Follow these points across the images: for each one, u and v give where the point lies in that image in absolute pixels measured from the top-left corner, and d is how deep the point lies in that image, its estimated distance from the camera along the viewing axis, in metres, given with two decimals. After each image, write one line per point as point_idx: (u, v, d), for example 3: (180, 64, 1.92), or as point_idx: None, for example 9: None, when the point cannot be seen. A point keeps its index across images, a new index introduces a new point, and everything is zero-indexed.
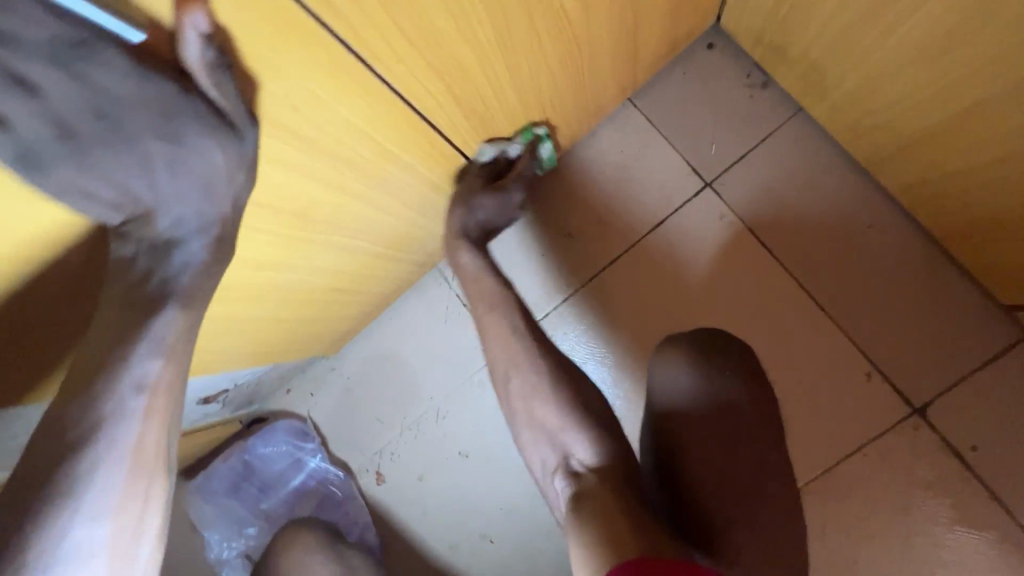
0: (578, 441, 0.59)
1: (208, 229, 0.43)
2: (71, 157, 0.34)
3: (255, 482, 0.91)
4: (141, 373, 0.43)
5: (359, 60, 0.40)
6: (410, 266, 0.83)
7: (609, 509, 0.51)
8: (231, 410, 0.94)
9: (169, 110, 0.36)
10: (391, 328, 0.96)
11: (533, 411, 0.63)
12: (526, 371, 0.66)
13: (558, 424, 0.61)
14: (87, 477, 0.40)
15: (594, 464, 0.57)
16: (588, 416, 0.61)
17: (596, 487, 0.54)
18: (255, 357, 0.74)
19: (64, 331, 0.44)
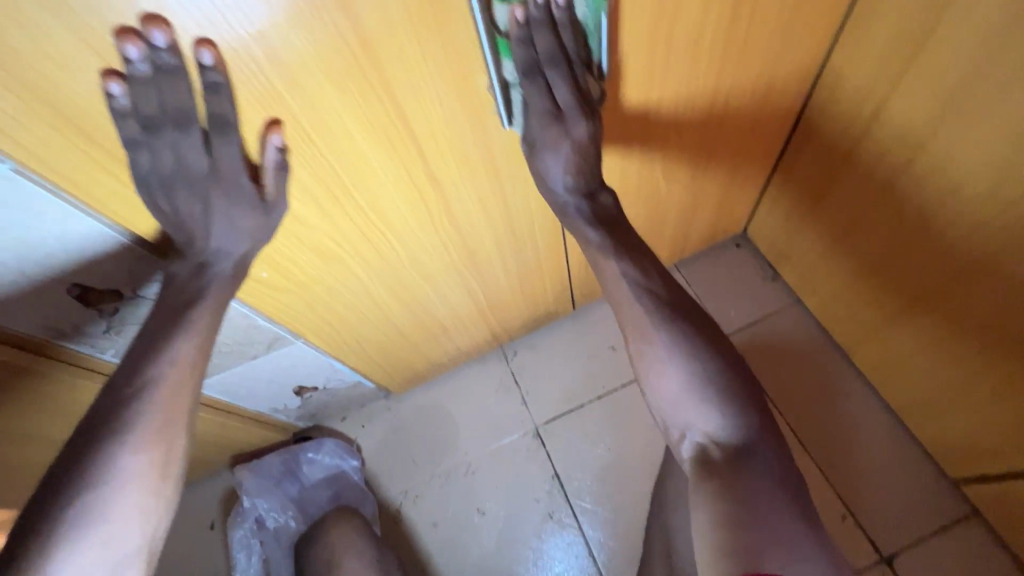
0: (711, 414, 0.52)
1: (232, 260, 0.55)
2: (169, 180, 0.48)
3: (298, 479, 1.03)
4: (173, 357, 0.52)
5: (444, 128, 0.56)
6: (489, 334, 1.07)
7: (729, 506, 0.47)
8: (296, 416, 1.09)
9: (227, 173, 0.50)
10: (451, 386, 1.16)
11: (664, 380, 0.54)
12: (661, 344, 0.54)
13: (687, 391, 0.53)
14: (129, 428, 0.48)
15: (725, 445, 0.51)
16: (725, 384, 0.53)
17: (719, 477, 0.49)
18: (361, 358, 0.95)
19: (311, 274, 0.69)
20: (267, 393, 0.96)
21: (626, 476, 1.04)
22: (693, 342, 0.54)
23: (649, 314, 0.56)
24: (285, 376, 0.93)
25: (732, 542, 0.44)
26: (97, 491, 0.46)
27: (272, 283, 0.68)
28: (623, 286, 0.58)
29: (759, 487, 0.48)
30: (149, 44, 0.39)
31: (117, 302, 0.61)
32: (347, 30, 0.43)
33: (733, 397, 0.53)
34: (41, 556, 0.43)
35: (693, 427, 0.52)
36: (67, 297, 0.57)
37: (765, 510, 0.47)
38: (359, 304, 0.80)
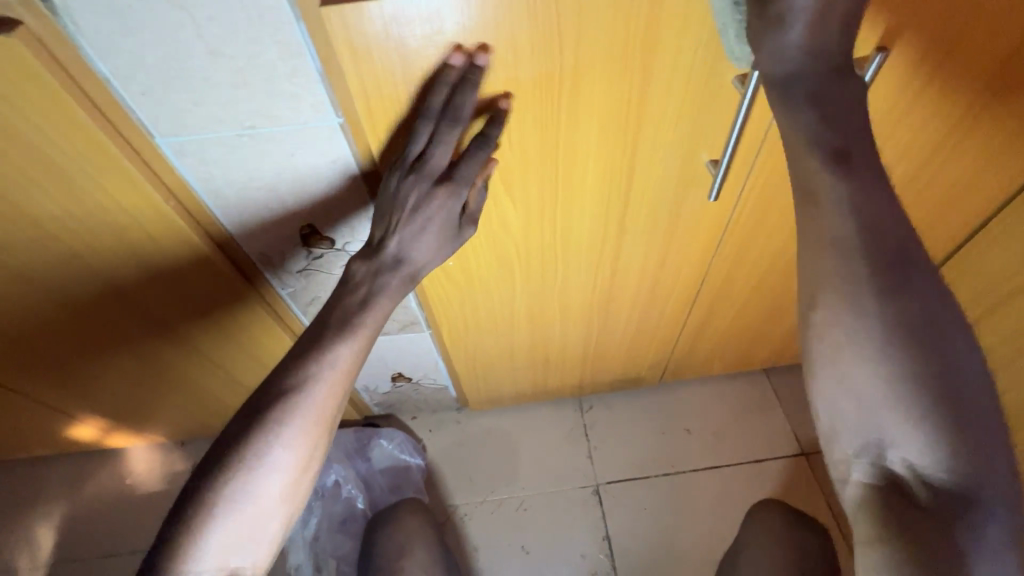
0: (929, 445, 0.37)
1: (410, 265, 0.58)
2: (404, 170, 0.55)
3: (369, 460, 1.07)
4: (341, 351, 0.53)
5: (656, 189, 0.66)
6: (580, 381, 1.12)
7: (929, 560, 0.37)
8: (376, 402, 1.15)
9: (446, 181, 0.55)
10: (522, 418, 1.19)
11: (860, 388, 0.39)
12: (869, 334, 0.39)
13: (894, 412, 0.38)
14: (293, 404, 0.51)
15: (933, 486, 0.38)
16: (955, 401, 0.37)
17: (909, 525, 0.38)
18: (471, 366, 1.02)
19: (482, 278, 0.78)
20: (373, 371, 1.03)
21: (675, 561, 1.03)
22: (917, 339, 0.38)
23: (856, 281, 0.40)
24: (400, 360, 1.01)
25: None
26: (259, 459, 0.50)
27: (448, 273, 0.76)
28: (836, 225, 0.41)
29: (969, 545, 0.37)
30: (470, 61, 0.49)
31: (324, 248, 0.71)
32: (635, 90, 0.54)
33: (967, 425, 0.37)
34: (210, 499, 0.48)
35: (890, 452, 0.39)
36: (296, 232, 0.68)
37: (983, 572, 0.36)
38: (498, 315, 0.87)
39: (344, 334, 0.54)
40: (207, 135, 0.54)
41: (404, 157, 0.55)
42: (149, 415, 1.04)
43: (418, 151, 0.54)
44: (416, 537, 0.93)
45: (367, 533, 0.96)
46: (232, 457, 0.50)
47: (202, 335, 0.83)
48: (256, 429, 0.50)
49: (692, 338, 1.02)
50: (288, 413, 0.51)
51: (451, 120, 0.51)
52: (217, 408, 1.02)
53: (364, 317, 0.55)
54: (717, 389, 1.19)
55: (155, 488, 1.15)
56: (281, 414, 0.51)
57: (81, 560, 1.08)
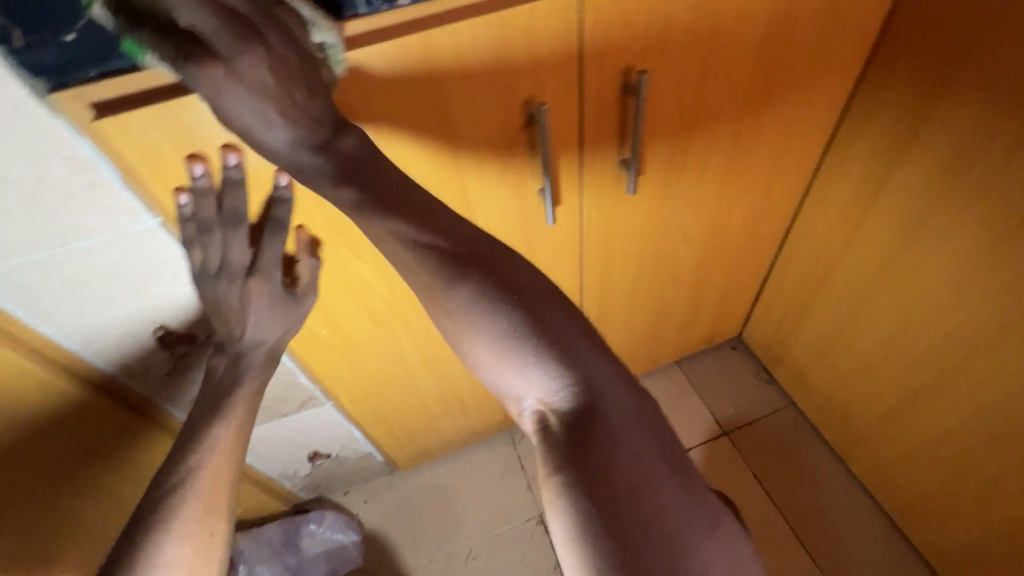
0: (543, 377, 0.40)
1: (265, 343, 0.62)
2: (213, 276, 0.57)
3: (299, 551, 1.01)
4: (217, 437, 0.58)
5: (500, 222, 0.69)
6: (502, 414, 1.12)
7: (582, 484, 0.36)
8: (301, 486, 1.09)
9: (260, 268, 0.57)
10: (456, 465, 1.17)
11: (487, 350, 0.41)
12: (484, 314, 0.41)
13: (508, 359, 0.40)
14: (182, 493, 0.55)
15: (566, 411, 0.39)
16: (557, 335, 0.41)
17: (564, 458, 0.38)
18: (386, 426, 1.00)
19: (362, 340, 0.77)
20: (286, 455, 0.99)
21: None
22: (506, 287, 0.41)
23: (443, 276, 0.42)
24: (310, 438, 0.97)
25: (598, 539, 0.34)
26: (156, 559, 0.52)
27: (326, 340, 0.75)
28: (404, 255, 0.43)
29: (610, 452, 0.37)
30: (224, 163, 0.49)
31: (186, 346, 0.69)
32: (444, 138, 0.57)
33: (563, 350, 0.40)
34: None
35: (524, 394, 0.41)
36: (150, 337, 0.66)
37: (633, 485, 0.36)
38: (395, 369, 0.86)
39: (221, 416, 0.60)
40: (17, 263, 0.52)
41: (209, 271, 0.57)
42: None
43: (217, 257, 0.55)
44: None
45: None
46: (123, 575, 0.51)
47: None
48: (147, 527, 0.53)
49: None
50: (178, 502, 0.55)
51: (233, 219, 0.52)
52: None
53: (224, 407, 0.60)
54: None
55: None
56: (171, 506, 0.54)
57: None
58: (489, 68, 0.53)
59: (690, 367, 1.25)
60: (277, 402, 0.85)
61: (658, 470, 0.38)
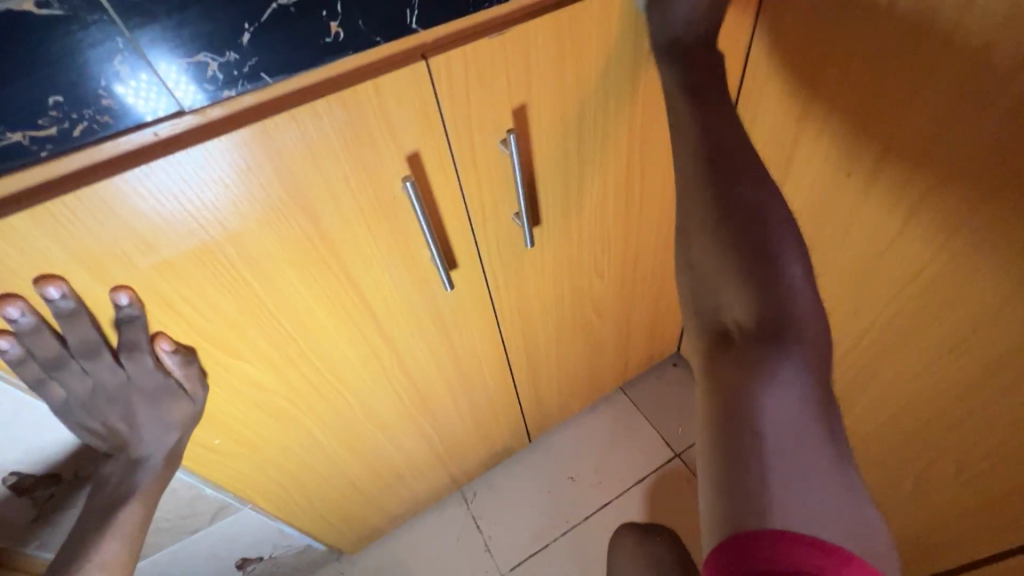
0: (754, 295, 0.45)
1: (156, 453, 0.56)
2: (83, 404, 0.52)
3: None
4: (105, 551, 0.53)
5: (396, 295, 0.65)
6: (448, 476, 1.06)
7: (744, 397, 0.42)
8: None
9: (140, 379, 0.52)
10: (407, 538, 1.09)
11: (702, 257, 0.48)
12: (716, 236, 0.47)
13: (722, 266, 0.47)
14: None
15: (753, 334, 0.44)
16: (780, 271, 0.45)
17: (730, 369, 0.44)
18: (319, 516, 0.92)
19: (266, 440, 0.70)
20: (208, 569, 0.89)
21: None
22: (735, 216, 0.47)
23: (703, 190, 0.49)
24: (233, 547, 0.88)
25: (729, 446, 0.40)
26: None
27: (224, 449, 0.68)
28: (683, 151, 0.52)
29: (784, 386, 0.42)
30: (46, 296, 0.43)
31: (49, 487, 0.60)
32: (310, 226, 0.52)
33: (778, 282, 0.44)
34: None
35: (723, 303, 0.47)
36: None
37: (779, 422, 0.41)
38: (315, 459, 0.80)
39: (112, 523, 0.54)
40: None
41: (72, 405, 0.51)
42: None
43: (80, 386, 0.50)
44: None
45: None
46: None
47: None
48: None
49: (533, 392, 1.02)
50: None
51: (91, 347, 0.48)
52: None
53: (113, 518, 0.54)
54: (584, 424, 1.20)
55: None
56: None
57: None
58: (343, 152, 0.49)
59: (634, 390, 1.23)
60: (183, 520, 0.76)
61: (808, 428, 0.41)
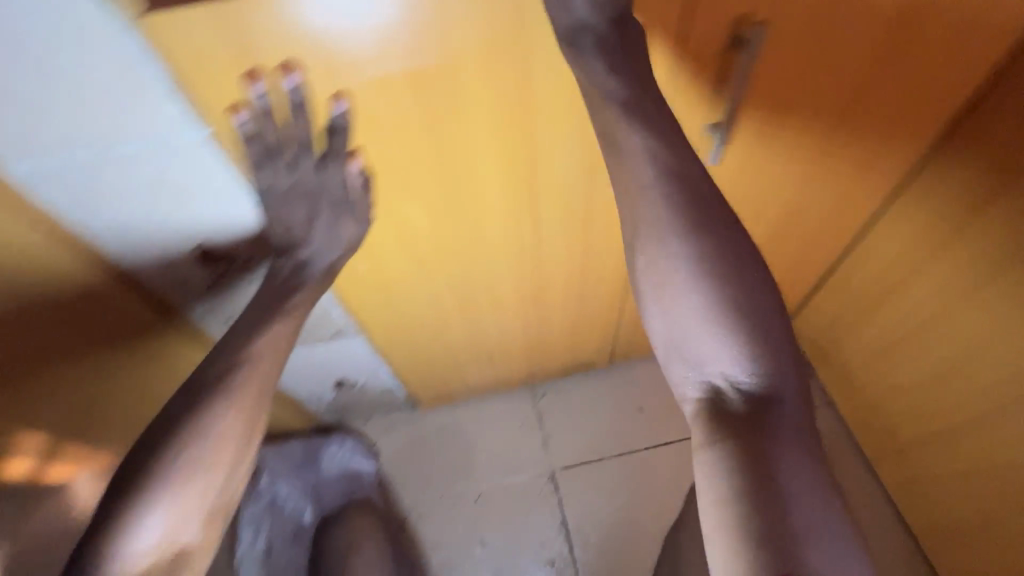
0: (740, 357, 0.48)
1: (325, 257, 0.61)
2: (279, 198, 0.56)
3: (316, 469, 1.05)
4: (274, 331, 0.59)
5: (564, 176, 0.64)
6: (528, 369, 1.11)
7: (755, 454, 0.45)
8: (326, 408, 1.10)
9: (331, 187, 0.55)
10: (475, 411, 1.18)
11: (685, 311, 0.49)
12: (699, 282, 0.48)
13: (710, 333, 0.48)
14: (234, 379, 0.57)
15: (746, 392, 0.48)
16: (762, 325, 0.48)
17: (739, 427, 0.46)
18: (413, 365, 1.00)
19: (398, 280, 0.75)
20: (313, 379, 1.01)
21: (631, 540, 1.05)
22: (717, 262, 0.49)
23: (677, 225, 0.49)
24: (337, 367, 0.98)
25: (749, 500, 0.43)
26: (207, 434, 0.55)
27: (364, 276, 0.73)
28: (645, 175, 0.50)
29: (785, 441, 0.45)
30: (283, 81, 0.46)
31: (225, 264, 0.68)
32: (521, 77, 0.51)
33: (773, 336, 0.48)
34: (147, 481, 0.53)
35: (708, 366, 0.49)
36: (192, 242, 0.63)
37: (790, 472, 0.44)
38: (430, 312, 0.85)
39: (280, 311, 0.60)
40: (57, 162, 0.49)
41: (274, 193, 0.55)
42: None
43: (284, 181, 0.54)
44: (366, 536, 1.03)
45: (318, 532, 1.04)
46: (184, 423, 0.54)
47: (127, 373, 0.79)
48: (198, 406, 0.55)
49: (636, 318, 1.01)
50: (230, 388, 0.56)
51: (300, 143, 0.51)
52: None
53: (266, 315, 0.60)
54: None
55: None
56: (222, 391, 0.56)
57: None
58: None
59: None
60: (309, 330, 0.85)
61: (812, 472, 0.45)
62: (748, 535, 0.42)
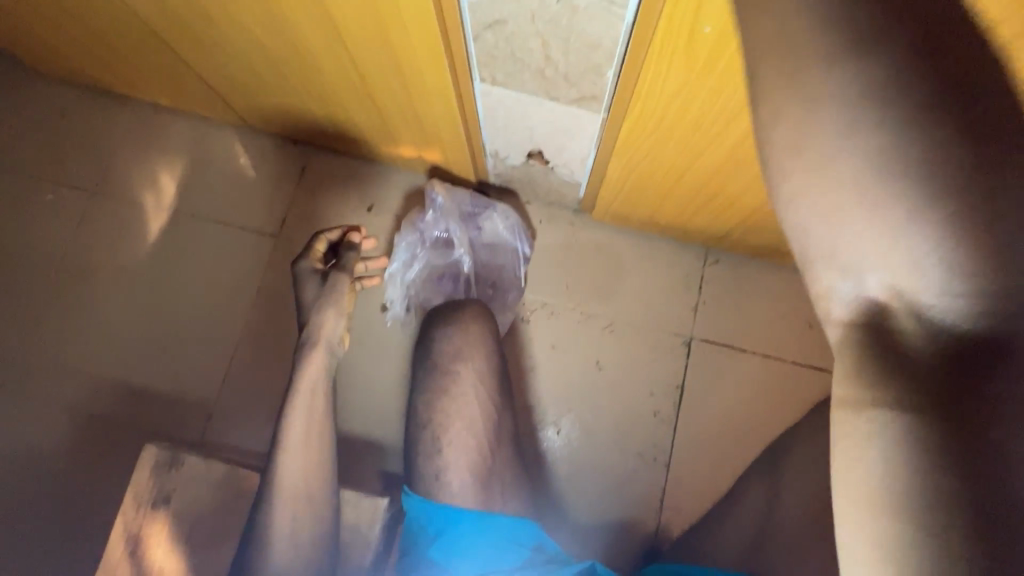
0: (935, 263, 0.30)
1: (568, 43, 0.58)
2: None
3: (479, 231, 0.99)
4: (296, 398, 0.73)
5: None
6: (725, 232, 0.97)
7: (939, 418, 0.31)
8: (500, 171, 1.01)
9: None
10: (639, 244, 1.07)
11: (841, 193, 0.31)
12: (879, 156, 0.30)
13: (888, 234, 0.30)
14: (307, 379, 0.74)
15: (932, 325, 0.31)
16: (1006, 195, 0.28)
17: (914, 388, 0.32)
18: (627, 172, 0.86)
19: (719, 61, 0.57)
20: (512, 138, 0.89)
21: (745, 437, 0.99)
22: (921, 96, 0.28)
23: (848, 87, 0.30)
24: (547, 135, 0.84)
25: (933, 483, 0.31)
26: (305, 418, 0.73)
27: (698, 44, 0.55)
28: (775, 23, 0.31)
29: (1002, 400, 0.30)
30: None
31: None
32: None
33: (1001, 216, 0.28)
34: (254, 523, 0.69)
35: (871, 280, 0.32)
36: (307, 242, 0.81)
37: (1018, 448, 0.30)
38: (710, 122, 0.67)
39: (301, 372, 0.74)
40: None
41: None
42: (277, 94, 0.97)
43: None
44: (476, 349, 0.85)
45: (430, 316, 0.91)
46: (258, 507, 0.69)
47: (361, 30, 0.70)
48: (292, 406, 0.73)
49: None
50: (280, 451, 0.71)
51: None
52: (346, 109, 0.95)
53: (312, 304, 0.76)
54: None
55: (266, 181, 1.15)
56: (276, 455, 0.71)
57: (198, 219, 1.14)
58: None
59: None
60: (561, 82, 0.70)
61: None
62: (913, 511, 0.31)
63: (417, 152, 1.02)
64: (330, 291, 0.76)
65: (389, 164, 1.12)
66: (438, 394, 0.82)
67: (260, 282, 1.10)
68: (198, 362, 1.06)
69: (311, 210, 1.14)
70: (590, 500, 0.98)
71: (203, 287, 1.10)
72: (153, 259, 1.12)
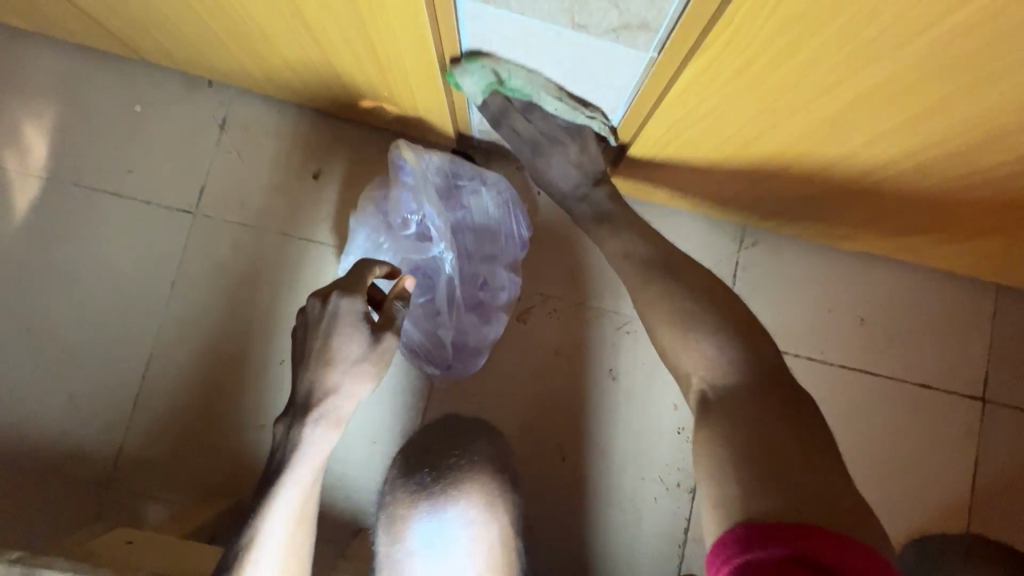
0: (711, 362, 0.59)
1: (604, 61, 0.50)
2: None
3: (464, 210, 0.76)
4: (278, 494, 0.52)
5: None
6: (772, 206, 0.78)
7: (742, 446, 0.53)
8: (488, 130, 0.77)
9: None
10: (660, 222, 0.87)
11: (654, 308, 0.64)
12: (665, 291, 0.64)
13: (693, 347, 0.60)
14: (296, 473, 0.52)
15: (723, 393, 0.58)
16: (744, 335, 0.59)
17: (721, 420, 0.56)
18: (667, 130, 0.64)
19: None
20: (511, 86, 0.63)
21: None
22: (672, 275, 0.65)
23: None
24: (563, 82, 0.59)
25: (751, 496, 0.49)
26: (285, 522, 0.53)
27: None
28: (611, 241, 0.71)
29: (789, 445, 0.52)
30: None
31: None
32: None
33: (745, 354, 0.58)
34: None
35: (693, 378, 0.60)
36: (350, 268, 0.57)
37: (805, 479, 0.50)
38: (835, 57, 0.45)
39: (299, 460, 0.52)
40: None
41: None
42: (168, 12, 0.68)
43: None
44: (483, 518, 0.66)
45: (421, 453, 0.70)
46: None
47: None
48: (270, 508, 0.52)
49: (997, 217, 0.65)
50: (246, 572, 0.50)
51: None
52: (272, 39, 0.67)
53: (344, 366, 0.53)
54: (911, 281, 0.88)
55: (175, 137, 0.87)
56: None
57: (82, 188, 0.85)
58: None
59: (999, 302, 0.88)
60: (596, 3, 0.45)
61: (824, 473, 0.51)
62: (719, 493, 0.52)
63: (376, 101, 0.76)
64: (382, 358, 0.54)
65: (339, 114, 0.85)
66: (409, 553, 0.65)
67: (175, 274, 0.84)
68: (100, 380, 0.82)
69: (239, 176, 0.86)
70: (603, 539, 0.81)
71: (97, 281, 0.84)
72: (23, 243, 0.84)
